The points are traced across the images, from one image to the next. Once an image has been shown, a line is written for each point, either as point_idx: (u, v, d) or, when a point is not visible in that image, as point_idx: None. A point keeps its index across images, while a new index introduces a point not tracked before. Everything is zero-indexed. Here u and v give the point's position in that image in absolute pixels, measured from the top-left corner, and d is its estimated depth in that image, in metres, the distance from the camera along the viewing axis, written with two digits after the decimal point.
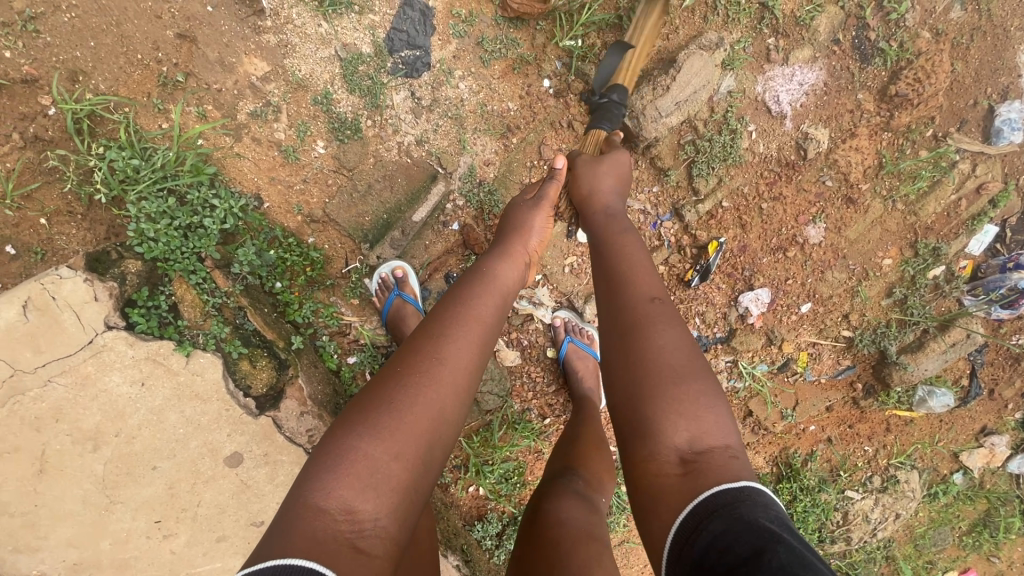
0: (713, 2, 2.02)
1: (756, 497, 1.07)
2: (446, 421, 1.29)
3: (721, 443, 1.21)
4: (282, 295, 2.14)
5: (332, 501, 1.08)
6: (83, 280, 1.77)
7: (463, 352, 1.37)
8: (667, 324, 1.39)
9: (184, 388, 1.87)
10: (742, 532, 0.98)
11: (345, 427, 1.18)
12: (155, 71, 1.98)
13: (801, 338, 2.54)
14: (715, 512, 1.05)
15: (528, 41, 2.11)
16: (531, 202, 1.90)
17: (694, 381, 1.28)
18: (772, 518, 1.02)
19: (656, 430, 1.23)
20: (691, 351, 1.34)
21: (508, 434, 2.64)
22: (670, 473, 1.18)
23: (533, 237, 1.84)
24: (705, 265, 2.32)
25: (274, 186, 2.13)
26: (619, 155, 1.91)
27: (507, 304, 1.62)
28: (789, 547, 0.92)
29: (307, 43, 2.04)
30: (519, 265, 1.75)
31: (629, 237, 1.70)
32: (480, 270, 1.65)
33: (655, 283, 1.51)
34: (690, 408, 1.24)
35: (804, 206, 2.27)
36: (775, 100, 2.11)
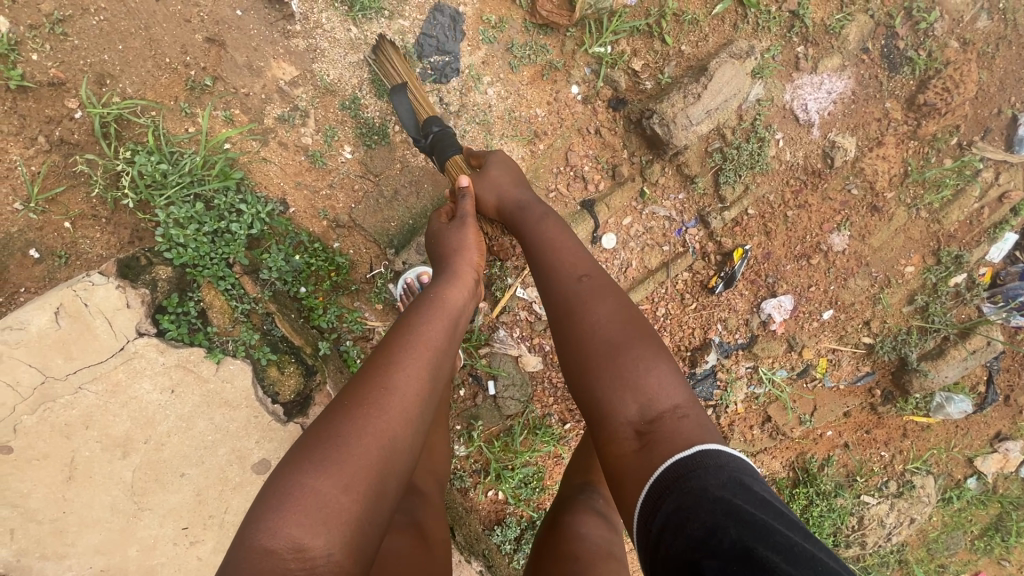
0: (744, 10, 2.01)
1: (709, 461, 1.08)
2: (398, 447, 1.26)
3: (670, 405, 1.23)
4: (306, 300, 2.12)
5: (280, 539, 1.06)
6: (115, 286, 1.76)
7: (412, 378, 1.34)
8: (599, 300, 1.43)
9: (214, 395, 1.86)
10: (695, 507, 1.00)
11: (289, 464, 1.16)
12: (183, 75, 1.96)
13: (822, 345, 2.54)
14: (667, 489, 1.07)
15: (557, 47, 2.09)
16: (450, 224, 1.82)
17: (634, 350, 1.31)
18: (725, 483, 1.03)
19: (609, 410, 1.27)
20: (627, 320, 1.38)
21: (529, 440, 2.64)
22: (627, 449, 1.21)
23: (472, 253, 1.75)
24: (729, 273, 2.33)
25: (300, 191, 2.12)
26: (501, 159, 1.89)
27: (459, 321, 1.58)
28: (740, 517, 0.95)
29: (336, 48, 2.03)
30: (471, 287, 1.68)
31: (550, 223, 1.70)
32: (422, 293, 1.60)
33: (585, 261, 1.54)
34: (632, 379, 1.27)
35: (829, 214, 2.27)
36: (802, 108, 2.11)
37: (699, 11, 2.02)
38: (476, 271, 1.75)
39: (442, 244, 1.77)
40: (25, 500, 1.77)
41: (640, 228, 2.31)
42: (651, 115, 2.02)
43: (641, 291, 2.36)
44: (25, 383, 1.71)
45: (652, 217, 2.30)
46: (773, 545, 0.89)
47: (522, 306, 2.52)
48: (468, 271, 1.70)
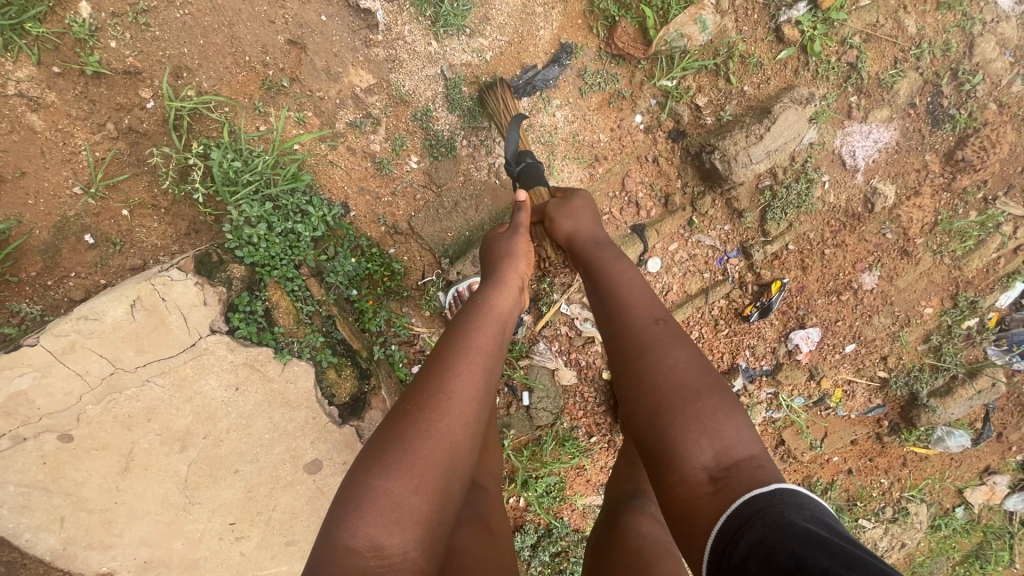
0: (805, 58, 2.12)
1: (792, 497, 0.97)
2: (460, 450, 1.24)
3: (747, 454, 1.11)
4: (358, 303, 2.15)
5: (360, 538, 1.06)
6: (194, 284, 1.78)
7: (468, 383, 1.32)
8: (673, 341, 1.31)
9: (277, 395, 1.88)
10: (779, 538, 0.89)
11: (361, 468, 1.15)
12: (261, 74, 1.98)
13: (840, 375, 2.66)
14: (750, 519, 0.96)
15: (626, 77, 2.18)
16: (505, 232, 1.81)
17: (713, 397, 1.18)
18: (809, 518, 0.93)
19: (678, 456, 1.12)
20: (703, 364, 1.26)
21: (556, 451, 2.69)
22: (700, 493, 1.07)
23: (519, 261, 1.73)
24: (765, 303, 2.42)
25: (363, 196, 2.16)
26: (580, 194, 1.86)
27: (508, 328, 1.55)
28: (831, 548, 0.84)
29: (414, 60, 2.09)
30: (517, 293, 1.67)
31: (619, 263, 1.61)
32: (474, 299, 1.59)
33: (654, 303, 1.45)
34: (709, 423, 1.14)
35: (863, 254, 2.39)
36: (850, 154, 2.23)
37: (765, 56, 2.13)
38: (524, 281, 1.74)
39: (494, 251, 1.78)
40: (78, 489, 1.76)
41: (684, 255, 2.40)
42: (712, 150, 2.12)
43: (680, 314, 2.46)
44: (94, 372, 1.73)
45: (697, 245, 2.39)
46: (871, 574, 0.78)
47: (564, 321, 2.62)
48: (517, 277, 1.68)
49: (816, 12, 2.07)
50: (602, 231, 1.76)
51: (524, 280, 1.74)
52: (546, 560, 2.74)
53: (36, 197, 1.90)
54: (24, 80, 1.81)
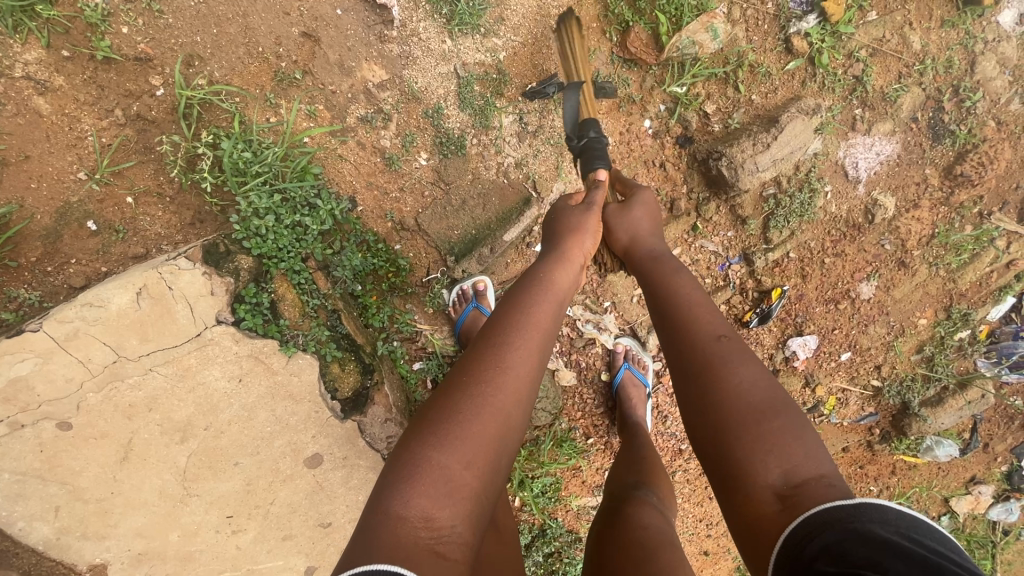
0: (812, 70, 2.16)
1: (877, 512, 0.98)
2: (510, 428, 1.24)
3: (814, 474, 1.10)
4: (362, 298, 2.13)
5: (411, 508, 1.07)
6: (202, 273, 1.77)
7: (525, 362, 1.30)
8: (742, 359, 1.27)
9: (280, 388, 1.87)
10: (854, 547, 0.93)
11: (414, 438, 1.17)
12: (273, 65, 1.98)
13: (834, 383, 2.70)
14: (827, 525, 0.99)
15: (637, 82, 2.20)
16: (572, 206, 1.74)
17: (780, 417, 1.17)
18: (891, 530, 0.95)
19: (744, 472, 1.13)
20: (773, 385, 1.23)
21: (553, 452, 2.69)
22: (768, 511, 1.08)
23: (585, 237, 1.65)
24: (765, 310, 2.44)
25: (371, 191, 2.16)
26: (645, 197, 1.81)
27: (563, 303, 1.51)
28: (913, 563, 0.87)
29: (428, 57, 2.09)
30: (579, 269, 1.62)
31: (685, 273, 1.54)
32: (533, 271, 1.54)
33: (717, 315, 1.39)
34: (778, 444, 1.14)
35: (862, 265, 2.43)
36: (853, 165, 2.27)
37: (774, 66, 2.16)
38: (588, 256, 1.67)
39: (556, 223, 1.72)
40: (75, 478, 1.74)
41: (687, 259, 2.42)
42: (719, 157, 2.14)
43: None
44: (96, 360, 1.71)
45: (700, 250, 2.42)
46: None
47: (566, 322, 2.62)
48: (579, 254, 1.62)
49: (825, 25, 2.11)
50: (661, 244, 1.70)
51: (588, 257, 1.67)
52: (539, 560, 2.75)
53: (39, 181, 1.87)
54: (32, 62, 1.79)
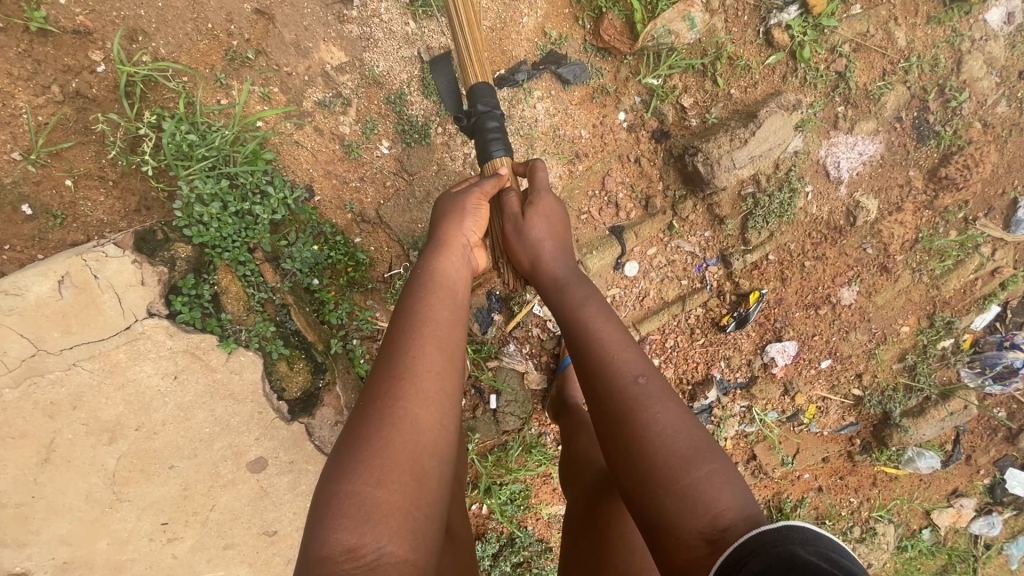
0: (794, 64, 2.06)
1: (796, 534, 0.98)
2: (432, 453, 1.20)
3: (740, 515, 1.09)
4: (318, 294, 2.02)
5: (332, 544, 1.04)
6: (132, 262, 1.65)
7: (438, 383, 1.27)
8: (664, 400, 1.25)
9: (219, 386, 1.74)
10: (782, 571, 0.91)
11: (333, 472, 1.14)
12: (224, 43, 1.87)
13: (814, 392, 2.61)
14: (754, 552, 0.97)
15: (611, 72, 2.10)
16: (455, 195, 1.62)
17: (705, 459, 1.15)
18: (811, 552, 0.94)
19: (672, 519, 1.10)
20: (695, 428, 1.21)
21: (522, 458, 2.58)
22: (698, 552, 1.06)
23: (465, 218, 1.58)
24: (743, 314, 2.35)
25: (329, 180, 2.05)
26: (545, 204, 1.66)
27: (456, 300, 1.46)
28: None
29: (390, 40, 2.02)
30: (462, 255, 1.55)
31: (594, 306, 1.49)
32: (425, 272, 1.47)
33: (637, 353, 1.36)
34: (703, 488, 1.11)
35: (843, 268, 2.34)
36: (835, 165, 2.18)
37: (753, 59, 2.07)
38: (470, 240, 1.60)
39: (435, 215, 1.62)
40: None
41: (662, 259, 2.32)
42: (695, 153, 2.04)
43: (655, 321, 2.38)
44: (13, 353, 1.58)
45: (676, 251, 2.31)
46: None
47: (536, 323, 2.44)
48: (459, 239, 1.56)
49: (807, 17, 2.02)
50: (567, 265, 1.61)
51: (471, 240, 1.61)
52: (507, 570, 2.63)
53: None
54: None
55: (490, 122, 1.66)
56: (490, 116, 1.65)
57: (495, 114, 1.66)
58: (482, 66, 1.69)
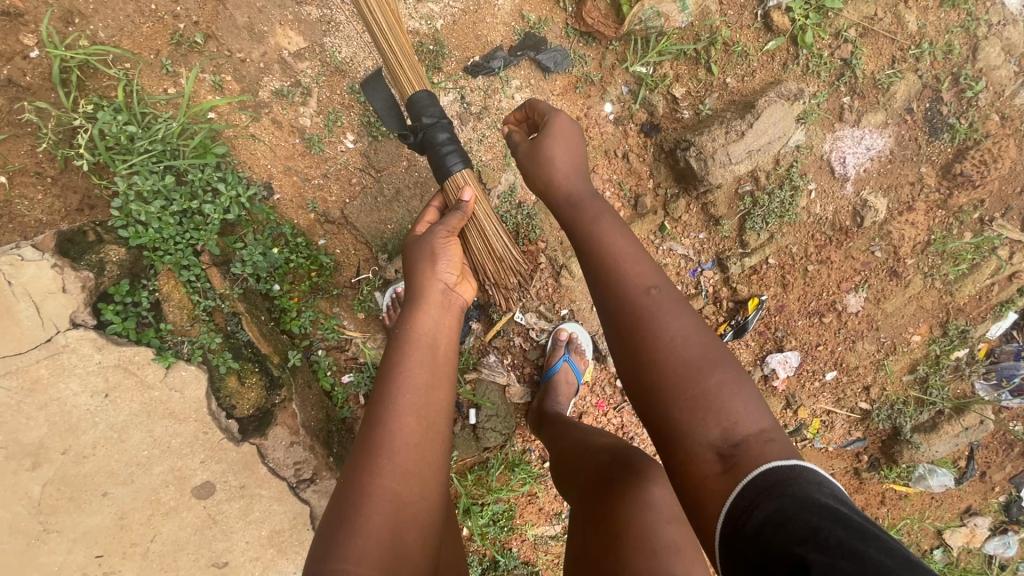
0: (795, 50, 1.89)
1: (804, 472, 0.92)
2: (414, 515, 1.14)
3: (754, 428, 1.02)
4: (279, 301, 1.86)
5: None
6: (51, 266, 1.48)
7: (417, 444, 1.20)
8: (674, 310, 1.15)
9: (157, 405, 1.56)
10: (797, 509, 0.84)
11: (313, 552, 1.06)
12: (170, 26, 1.71)
13: (818, 405, 2.45)
14: (765, 490, 0.90)
15: (596, 60, 1.94)
16: (422, 237, 1.47)
17: (715, 371, 1.07)
18: (826, 494, 0.88)
19: (682, 434, 1.03)
20: (707, 338, 1.12)
21: (505, 475, 2.40)
22: (710, 471, 0.99)
23: (440, 262, 1.43)
24: (741, 322, 2.18)
25: (289, 177, 1.88)
26: (561, 123, 1.41)
27: (441, 357, 1.34)
28: (846, 522, 0.80)
29: (352, 24, 1.89)
30: (442, 305, 1.40)
31: (608, 219, 1.30)
32: (403, 328, 1.36)
33: (649, 262, 1.23)
34: (715, 402, 1.03)
35: (849, 273, 2.17)
36: (840, 161, 2.00)
37: (751, 44, 1.89)
38: (449, 283, 1.43)
39: (406, 261, 1.46)
40: None
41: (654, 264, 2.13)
42: (687, 147, 1.87)
43: None
44: None
45: (669, 254, 2.12)
46: (882, 548, 0.76)
47: (518, 331, 2.26)
48: (435, 288, 1.40)
49: None
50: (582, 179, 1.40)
51: (451, 281, 1.44)
52: None
53: None
54: None
55: (440, 133, 1.54)
56: (438, 126, 1.53)
57: (445, 122, 1.54)
58: (418, 72, 1.57)
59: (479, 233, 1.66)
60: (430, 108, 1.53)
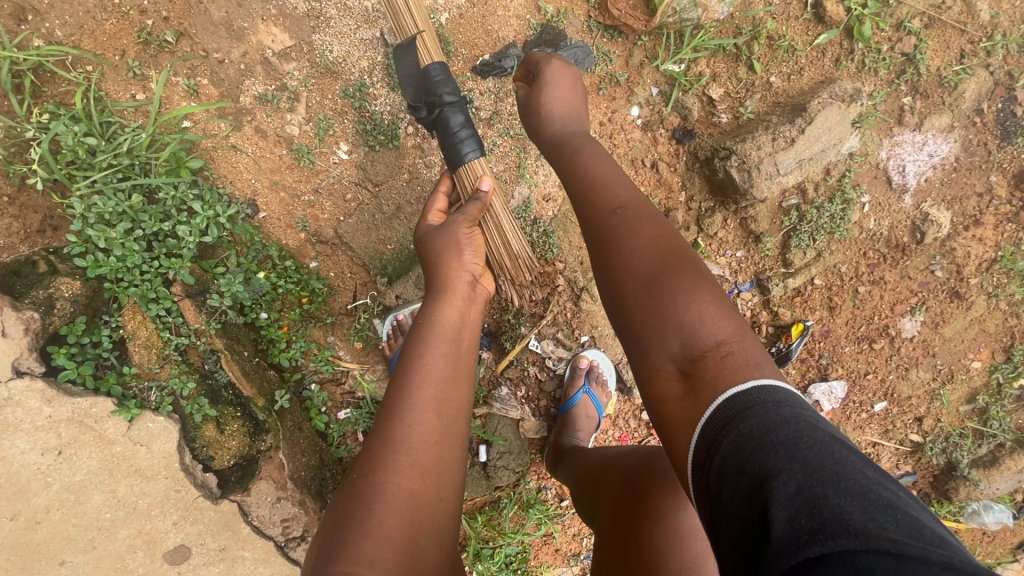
0: (850, 44, 1.65)
1: (766, 395, 0.77)
2: (430, 515, 1.00)
3: (715, 340, 0.87)
4: (266, 331, 1.65)
5: None
6: None
7: (435, 434, 1.06)
8: (638, 225, 1.05)
9: (121, 461, 1.34)
10: (754, 445, 0.71)
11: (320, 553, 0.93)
12: (136, 23, 1.49)
13: (863, 437, 2.21)
14: (724, 428, 0.77)
15: (622, 57, 1.71)
16: (441, 225, 1.35)
17: (674, 279, 0.95)
18: (786, 418, 0.74)
19: (641, 351, 0.94)
20: (668, 250, 1.00)
21: (519, 515, 2.17)
22: (672, 393, 0.88)
23: (464, 251, 1.31)
24: (783, 350, 1.95)
25: (276, 192, 1.67)
26: (554, 69, 1.39)
27: (463, 351, 1.20)
28: (807, 460, 0.68)
29: (345, 19, 1.67)
30: (467, 297, 1.28)
31: (587, 150, 1.26)
32: (424, 317, 1.22)
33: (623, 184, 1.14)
34: (669, 312, 0.92)
35: (904, 295, 1.93)
36: (898, 170, 1.77)
37: (799, 38, 1.66)
38: (473, 273, 1.32)
39: (424, 252, 1.33)
40: None
41: None
42: (727, 155, 1.64)
43: None
44: None
45: None
46: (846, 492, 0.64)
47: (533, 361, 2.03)
48: (460, 279, 1.28)
49: None
50: (570, 124, 1.36)
51: (476, 273, 1.33)
52: None
53: None
54: None
55: (456, 113, 1.42)
56: (456, 106, 1.42)
57: (462, 104, 1.43)
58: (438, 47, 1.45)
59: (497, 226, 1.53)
60: (449, 86, 1.42)
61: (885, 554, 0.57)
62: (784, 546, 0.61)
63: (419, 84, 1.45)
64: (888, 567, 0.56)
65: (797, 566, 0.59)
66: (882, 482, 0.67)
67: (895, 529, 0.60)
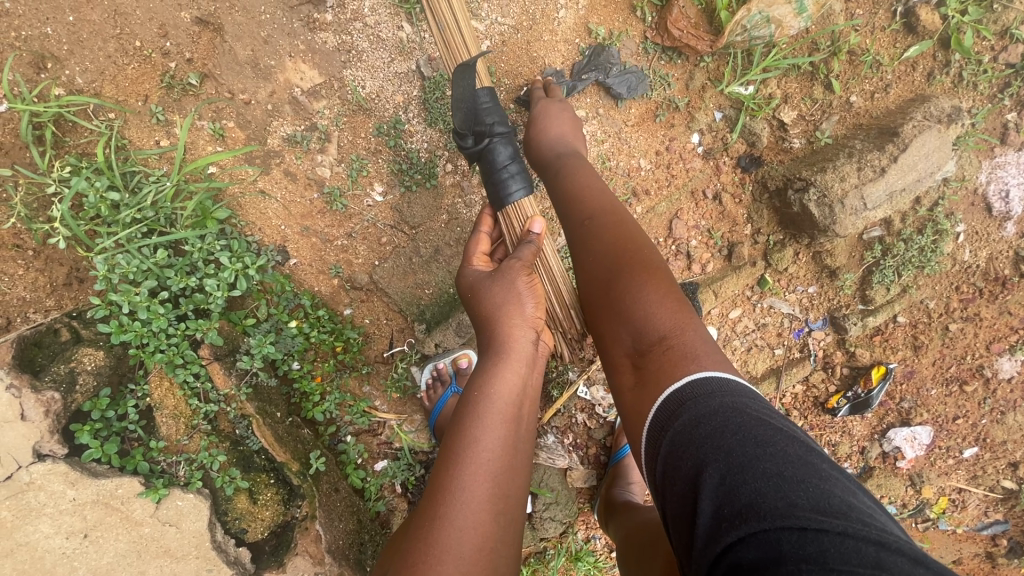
0: (943, 57, 1.47)
1: (697, 389, 0.80)
2: None
3: (657, 335, 0.91)
4: (298, 383, 1.54)
5: None
6: (7, 387, 1.17)
7: (480, 531, 0.89)
8: (603, 231, 1.08)
9: (149, 543, 1.23)
10: (688, 442, 0.74)
11: None
12: (159, 66, 1.39)
13: (947, 483, 1.87)
14: (664, 424, 0.80)
15: (681, 80, 1.56)
16: (495, 273, 1.21)
17: (624, 281, 0.99)
18: (718, 411, 0.75)
19: (607, 345, 1.01)
20: (621, 251, 1.03)
21: (567, 567, 1.99)
22: (625, 384, 0.93)
23: (526, 304, 1.16)
24: (861, 396, 1.73)
25: (307, 238, 1.56)
26: (548, 105, 1.39)
27: (522, 432, 1.05)
28: (730, 449, 0.69)
29: (378, 51, 1.56)
30: (530, 364, 1.14)
31: (570, 164, 1.26)
32: (479, 386, 1.07)
33: (598, 199, 1.15)
34: (619, 308, 0.97)
35: (1003, 332, 1.68)
36: (1001, 196, 1.56)
37: (884, 53, 1.49)
38: (535, 334, 1.17)
39: (478, 305, 1.19)
40: None
41: (750, 324, 1.74)
42: (805, 189, 1.47)
43: None
44: None
45: (769, 312, 1.73)
46: (760, 473, 0.65)
47: (581, 408, 1.89)
48: (520, 340, 1.14)
49: None
50: (561, 145, 1.32)
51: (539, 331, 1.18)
52: None
53: None
54: None
55: (503, 146, 1.36)
56: (504, 139, 1.36)
57: (510, 139, 1.37)
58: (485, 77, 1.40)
59: (551, 277, 1.44)
60: (498, 119, 1.36)
61: (789, 528, 0.59)
62: (709, 536, 0.64)
63: (468, 110, 1.34)
64: (791, 538, 0.58)
65: (718, 553, 0.62)
66: (805, 457, 0.67)
67: (806, 504, 0.61)
